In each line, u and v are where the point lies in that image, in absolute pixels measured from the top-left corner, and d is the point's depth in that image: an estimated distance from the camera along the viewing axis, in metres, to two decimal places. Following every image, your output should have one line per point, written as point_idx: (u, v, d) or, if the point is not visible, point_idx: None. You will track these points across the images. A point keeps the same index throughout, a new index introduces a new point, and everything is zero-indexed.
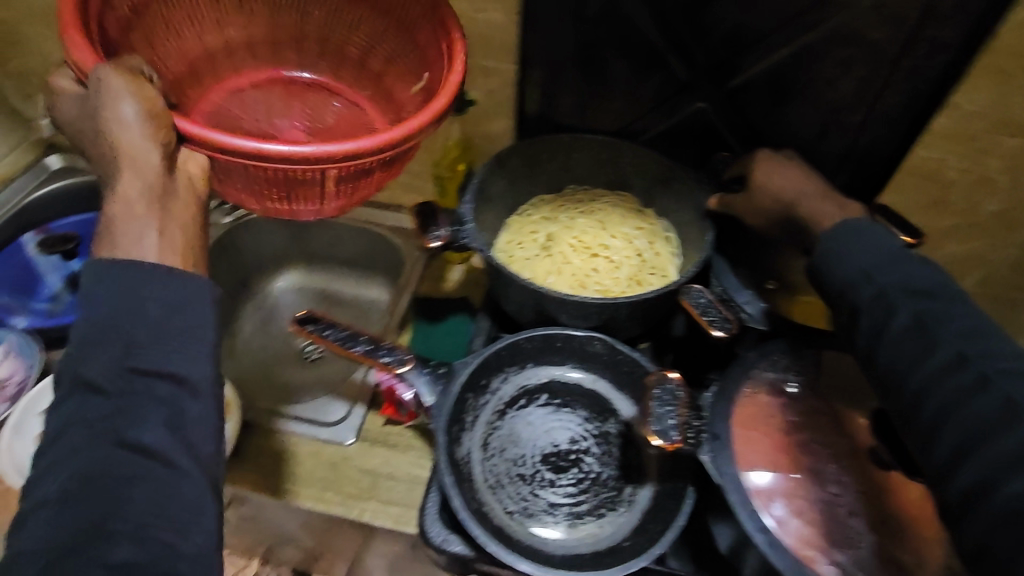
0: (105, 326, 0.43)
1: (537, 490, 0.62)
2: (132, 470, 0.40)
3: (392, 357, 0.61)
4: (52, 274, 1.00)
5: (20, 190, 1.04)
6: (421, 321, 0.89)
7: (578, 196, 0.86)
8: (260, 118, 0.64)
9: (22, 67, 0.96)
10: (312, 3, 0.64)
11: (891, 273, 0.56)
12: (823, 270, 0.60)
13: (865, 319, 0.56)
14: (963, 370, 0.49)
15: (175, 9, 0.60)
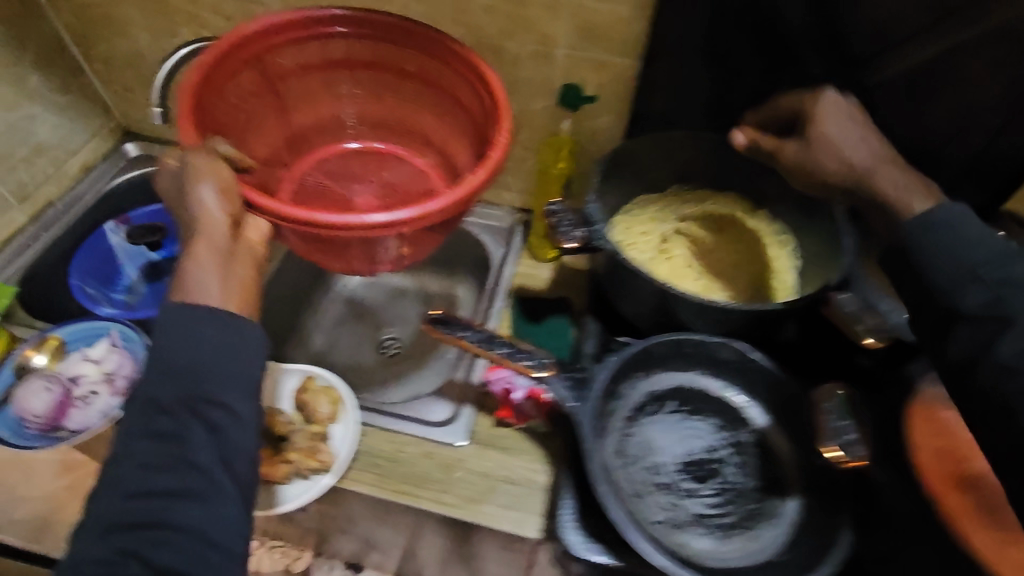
0: (166, 357, 0.48)
1: (680, 500, 0.61)
2: (183, 487, 0.45)
3: (532, 361, 0.60)
4: (131, 264, 0.97)
5: (100, 178, 1.03)
6: (522, 320, 0.87)
7: (677, 198, 0.83)
8: (340, 183, 0.73)
9: (109, 52, 0.94)
10: (382, 86, 0.71)
11: (994, 270, 0.50)
12: (933, 265, 0.52)
13: (966, 328, 0.51)
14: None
15: (277, 99, 0.69)
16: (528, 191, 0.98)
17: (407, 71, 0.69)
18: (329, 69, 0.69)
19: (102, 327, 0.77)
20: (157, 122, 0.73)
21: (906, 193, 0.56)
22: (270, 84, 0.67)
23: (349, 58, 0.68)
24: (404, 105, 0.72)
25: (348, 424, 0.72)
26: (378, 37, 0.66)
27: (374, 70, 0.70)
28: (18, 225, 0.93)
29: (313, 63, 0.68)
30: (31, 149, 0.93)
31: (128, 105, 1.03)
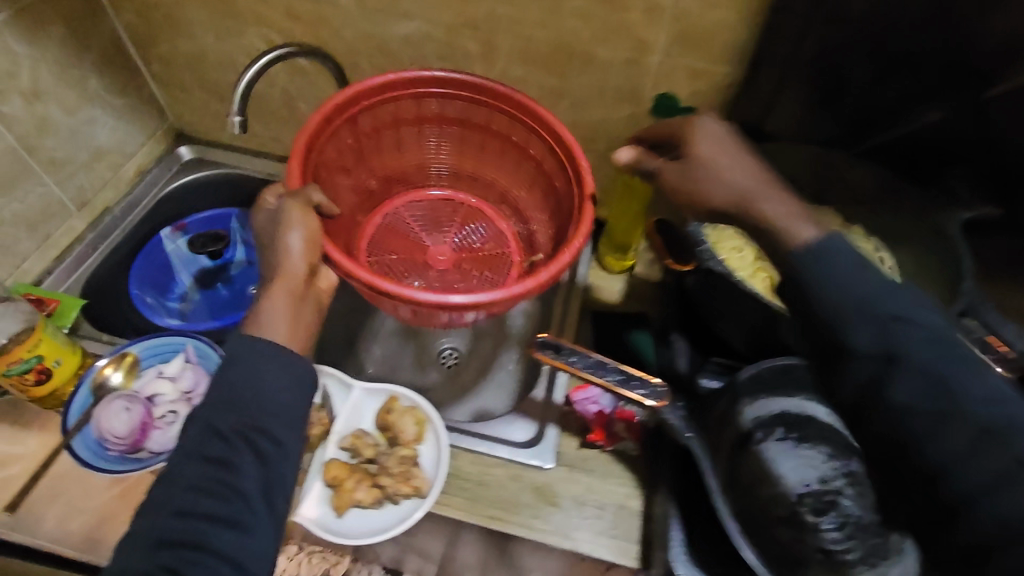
0: (226, 388, 0.51)
1: (803, 534, 0.59)
2: (226, 513, 0.47)
3: (645, 390, 0.62)
4: (187, 274, 0.95)
5: (155, 182, 1.00)
6: (601, 335, 0.83)
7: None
8: (425, 228, 0.82)
9: (170, 52, 0.91)
10: (483, 148, 0.79)
11: (891, 304, 0.43)
12: (806, 294, 0.44)
13: (865, 366, 0.43)
14: (992, 448, 0.40)
15: (393, 145, 0.78)
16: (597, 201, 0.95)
17: (499, 135, 0.76)
18: (427, 122, 0.77)
19: (175, 342, 0.74)
20: (236, 131, 0.69)
21: (788, 219, 0.46)
22: (375, 132, 0.74)
23: (447, 118, 0.76)
24: (496, 168, 0.80)
25: (434, 443, 0.69)
26: (477, 102, 0.73)
27: (468, 129, 0.77)
28: (77, 231, 0.91)
29: (428, 116, 0.76)
30: (91, 154, 0.90)
31: (184, 107, 1.00)
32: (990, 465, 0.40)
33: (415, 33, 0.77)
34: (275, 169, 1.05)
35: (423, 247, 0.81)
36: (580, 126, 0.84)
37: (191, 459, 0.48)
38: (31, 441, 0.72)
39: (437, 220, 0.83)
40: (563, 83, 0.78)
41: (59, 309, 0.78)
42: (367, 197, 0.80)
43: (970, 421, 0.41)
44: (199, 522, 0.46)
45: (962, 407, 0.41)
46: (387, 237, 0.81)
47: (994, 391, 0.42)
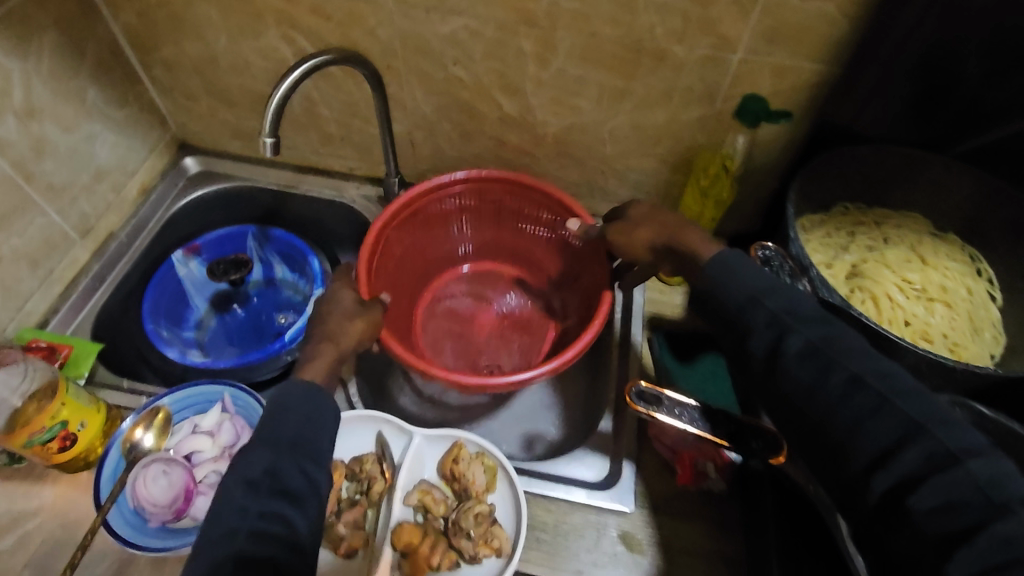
0: (280, 422, 0.49)
1: None
2: (276, 548, 0.43)
3: (763, 442, 0.59)
4: (201, 297, 0.87)
5: (161, 201, 0.90)
6: (672, 360, 0.76)
7: (848, 218, 0.71)
8: (471, 302, 0.84)
9: (175, 55, 0.80)
10: (517, 227, 0.80)
11: (778, 298, 0.49)
12: (706, 298, 0.53)
13: (755, 343, 0.49)
14: (863, 391, 0.44)
15: (438, 233, 0.80)
16: None
17: (528, 216, 0.77)
18: (463, 213, 0.79)
19: (210, 392, 0.67)
20: (267, 154, 0.61)
21: (701, 244, 0.57)
22: (414, 230, 0.76)
23: (473, 207, 0.77)
24: (533, 241, 0.80)
25: (506, 486, 0.63)
26: (505, 185, 0.74)
27: (495, 209, 0.78)
28: (81, 262, 0.82)
29: (466, 205, 0.77)
30: (91, 175, 0.81)
31: (189, 116, 0.90)
32: (859, 406, 0.43)
33: (463, 31, 0.69)
34: (291, 181, 0.95)
35: (469, 318, 0.82)
36: (641, 129, 0.75)
37: (244, 487, 0.45)
38: (49, 493, 0.65)
39: (481, 291, 0.84)
40: (629, 84, 0.70)
41: (78, 354, 0.70)
42: (421, 282, 0.82)
43: (843, 372, 0.45)
44: (252, 556, 0.42)
45: (837, 359, 0.45)
46: (437, 314, 0.83)
47: (870, 356, 0.46)
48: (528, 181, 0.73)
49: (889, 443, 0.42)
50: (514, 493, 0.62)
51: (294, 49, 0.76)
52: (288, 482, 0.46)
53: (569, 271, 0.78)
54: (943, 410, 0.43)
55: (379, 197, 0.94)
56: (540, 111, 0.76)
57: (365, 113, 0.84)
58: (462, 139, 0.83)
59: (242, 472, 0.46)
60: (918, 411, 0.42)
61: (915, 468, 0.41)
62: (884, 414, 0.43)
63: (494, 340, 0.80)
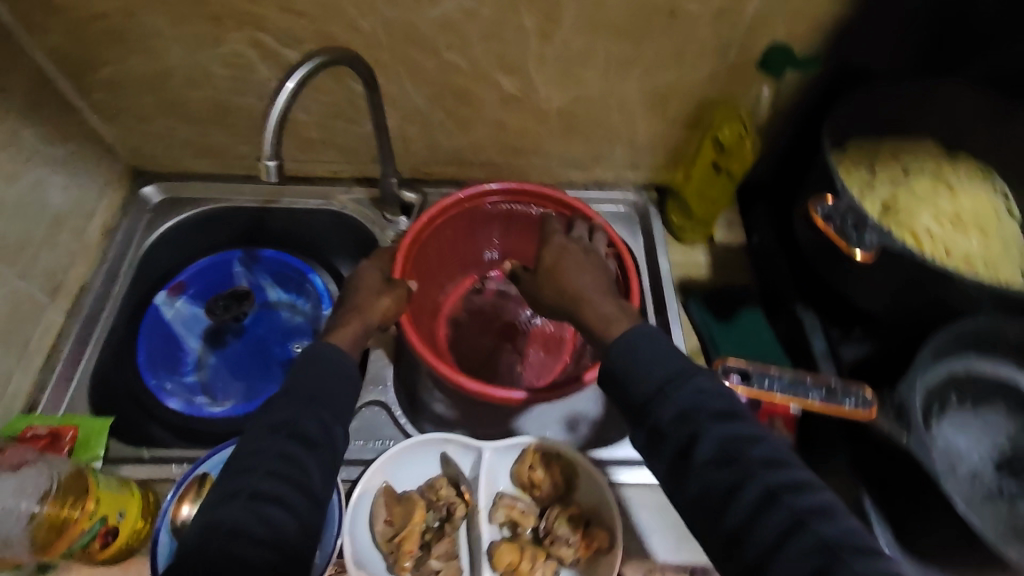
0: (300, 377, 0.53)
1: (1015, 504, 0.56)
2: (288, 487, 0.46)
3: (853, 399, 0.53)
4: (193, 335, 0.80)
5: (127, 241, 0.80)
6: (712, 321, 0.75)
7: (864, 152, 0.70)
8: (501, 309, 0.80)
9: (122, 75, 0.71)
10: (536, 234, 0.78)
11: (686, 394, 0.46)
12: (621, 382, 0.49)
13: (667, 443, 0.45)
14: (776, 510, 0.40)
15: (468, 238, 0.78)
16: (655, 168, 0.84)
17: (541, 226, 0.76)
18: (491, 223, 0.77)
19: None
20: (272, 180, 0.53)
21: None
22: (439, 243, 0.75)
23: (501, 216, 0.76)
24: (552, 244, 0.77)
25: (588, 478, 0.61)
26: (518, 193, 0.74)
27: (513, 225, 0.77)
28: (57, 326, 0.72)
29: (490, 216, 0.76)
30: (49, 225, 0.71)
31: (141, 140, 0.80)
32: (770, 530, 0.40)
33: (458, 11, 0.63)
34: (270, 195, 0.85)
35: (498, 321, 0.79)
36: (652, 93, 0.72)
37: (265, 432, 0.49)
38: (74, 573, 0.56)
39: (511, 296, 0.81)
40: (640, 47, 0.66)
41: (88, 430, 0.64)
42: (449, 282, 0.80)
43: (756, 486, 0.41)
44: (265, 492, 0.45)
45: (749, 469, 0.42)
46: (467, 314, 0.80)
47: (783, 463, 0.43)
48: (541, 189, 0.73)
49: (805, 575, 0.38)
50: (596, 485, 0.60)
51: (263, 53, 0.68)
52: (306, 429, 0.49)
53: None
54: (858, 534, 0.40)
55: (371, 199, 0.85)
56: (545, 87, 0.71)
57: (349, 112, 0.76)
58: (459, 128, 0.77)
59: (269, 417, 0.50)
60: (833, 537, 0.39)
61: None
62: (798, 538, 0.39)
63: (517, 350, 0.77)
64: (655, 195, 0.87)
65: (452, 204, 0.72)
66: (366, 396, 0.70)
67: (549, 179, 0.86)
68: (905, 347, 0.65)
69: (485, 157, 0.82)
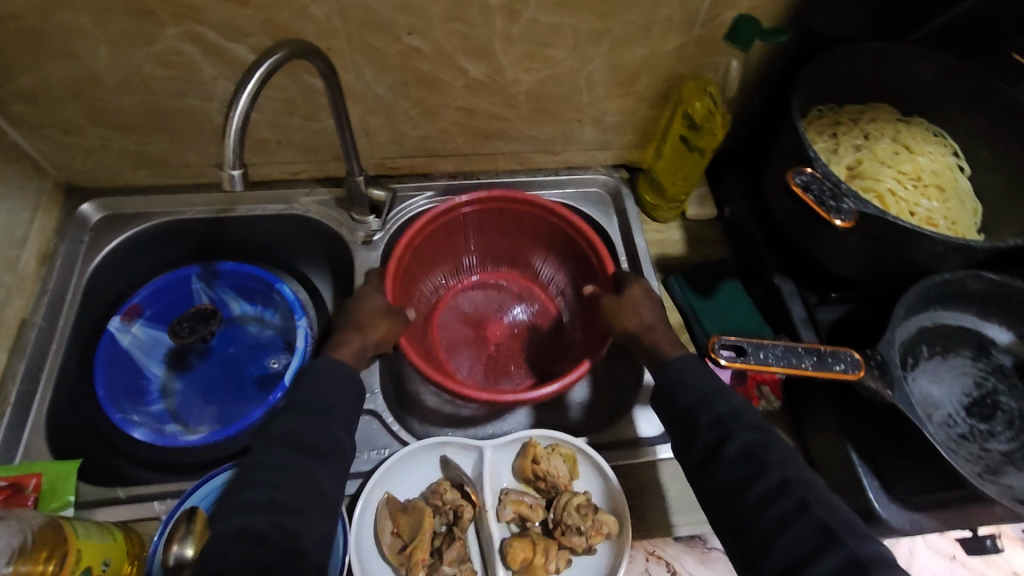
0: (309, 391, 0.54)
1: (985, 444, 0.60)
2: (302, 497, 0.47)
3: (844, 362, 0.54)
4: (153, 362, 0.75)
5: (70, 265, 0.74)
6: (695, 297, 0.75)
7: (825, 119, 0.73)
8: (493, 312, 0.80)
9: (44, 81, 0.64)
10: (512, 233, 0.79)
11: (723, 407, 0.54)
12: (669, 393, 0.57)
13: (701, 443, 0.53)
14: (783, 498, 0.47)
15: (447, 246, 0.77)
16: (621, 148, 0.85)
17: (519, 224, 0.77)
18: (468, 230, 0.77)
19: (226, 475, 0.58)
20: (238, 189, 0.51)
21: None
22: (417, 260, 0.74)
23: (477, 219, 0.76)
24: (531, 239, 0.79)
25: (591, 463, 0.61)
26: (491, 198, 0.74)
27: (489, 228, 0.78)
28: (1, 367, 0.66)
29: (467, 223, 0.76)
30: None
31: (75, 153, 0.74)
32: (776, 513, 0.46)
33: None
34: (225, 203, 0.80)
35: (491, 326, 0.79)
36: (618, 70, 0.72)
37: (270, 446, 0.49)
38: None
39: (498, 299, 0.81)
40: (605, 22, 0.66)
41: (54, 476, 0.59)
42: (435, 292, 0.79)
43: (770, 477, 0.48)
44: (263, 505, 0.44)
45: (765, 464, 0.49)
46: (461, 323, 0.79)
47: (795, 465, 0.50)
48: (509, 193, 0.74)
49: (800, 551, 0.44)
50: (600, 471, 0.61)
51: (206, 49, 0.63)
52: (311, 440, 0.50)
53: (563, 261, 0.79)
54: (850, 520, 0.46)
55: (336, 199, 0.82)
56: (510, 70, 0.70)
57: (305, 109, 0.71)
58: (424, 117, 0.75)
59: (274, 431, 0.50)
60: (832, 520, 0.45)
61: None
62: (798, 520, 0.45)
63: (510, 350, 0.77)
64: (625, 174, 0.87)
65: (425, 223, 0.71)
66: None
67: (520, 165, 0.86)
68: (884, 301, 0.69)
69: (456, 145, 0.81)
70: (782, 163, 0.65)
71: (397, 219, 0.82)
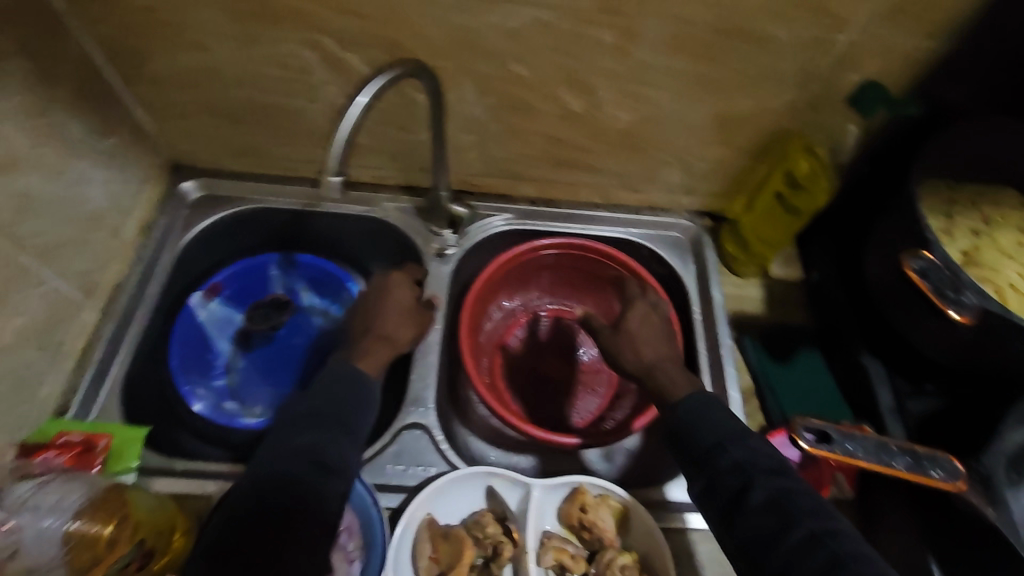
0: (325, 398, 0.53)
1: None
2: (301, 516, 0.46)
3: (942, 471, 0.51)
4: (221, 338, 0.77)
5: (165, 238, 0.78)
6: (770, 360, 0.73)
7: (942, 194, 0.67)
8: (553, 349, 0.82)
9: (170, 68, 0.68)
10: (583, 276, 0.82)
11: (741, 450, 0.49)
12: (680, 440, 0.53)
13: (721, 492, 0.48)
14: (817, 554, 0.42)
15: (524, 279, 0.82)
16: (707, 195, 0.82)
17: (593, 272, 0.81)
18: (544, 270, 0.82)
19: None
20: (336, 194, 0.52)
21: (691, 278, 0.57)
22: (491, 296, 0.79)
23: (556, 263, 0.81)
24: (603, 288, 0.82)
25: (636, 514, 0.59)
26: (574, 246, 0.79)
27: (562, 272, 0.82)
28: (91, 327, 0.69)
29: (545, 264, 0.81)
30: (88, 221, 0.69)
31: (185, 136, 0.78)
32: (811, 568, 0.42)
33: (533, 24, 0.60)
34: (312, 198, 0.83)
35: (548, 364, 0.81)
36: (719, 119, 0.70)
37: (274, 453, 0.48)
38: None
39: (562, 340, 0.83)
40: (717, 71, 0.64)
41: (121, 441, 0.61)
42: (505, 319, 0.83)
43: (800, 528, 0.44)
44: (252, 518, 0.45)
45: (793, 514, 0.45)
46: (521, 354, 0.82)
47: (829, 518, 0.45)
48: (590, 243, 0.79)
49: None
50: (647, 529, 0.58)
51: (322, 55, 0.65)
52: (319, 452, 0.48)
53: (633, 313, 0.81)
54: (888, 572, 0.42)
55: (416, 208, 0.83)
56: (609, 106, 0.69)
57: (403, 120, 0.73)
58: (513, 140, 0.75)
59: (286, 441, 0.49)
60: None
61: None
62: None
63: (563, 392, 0.79)
64: (709, 222, 0.85)
65: (507, 259, 0.78)
66: (400, 420, 0.67)
67: (600, 199, 0.84)
68: None
69: (540, 172, 0.80)
70: (886, 238, 0.62)
71: (471, 237, 0.82)
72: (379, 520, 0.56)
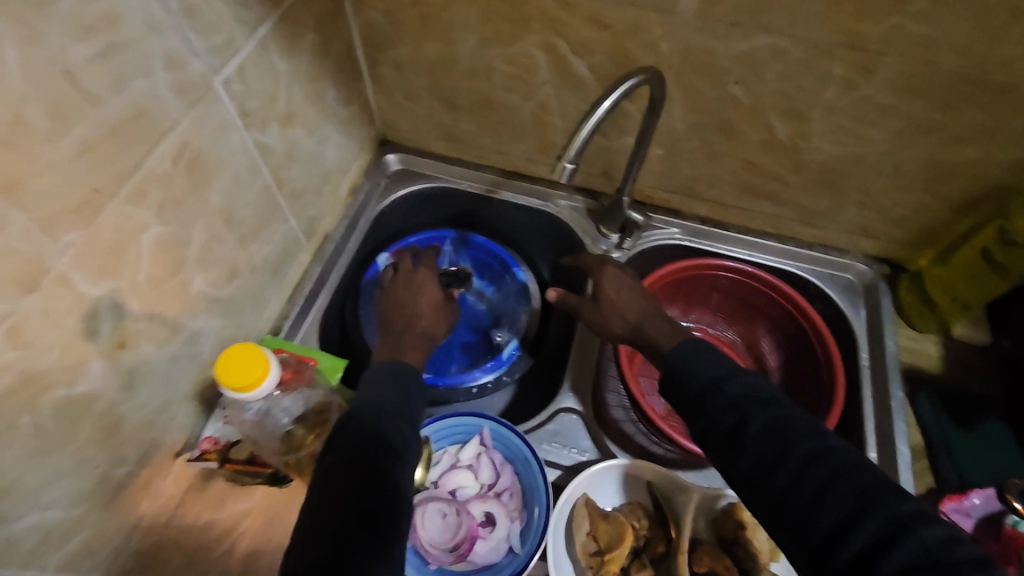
0: (376, 395, 0.54)
1: None
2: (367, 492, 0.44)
3: None
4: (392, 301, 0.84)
5: (369, 200, 0.88)
6: (950, 424, 0.71)
7: None
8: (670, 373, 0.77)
9: (411, 54, 0.77)
10: (744, 307, 0.83)
11: (736, 384, 0.48)
12: (675, 386, 0.52)
13: (720, 427, 0.47)
14: (817, 470, 0.42)
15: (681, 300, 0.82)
16: (891, 241, 0.79)
17: (759, 305, 0.81)
18: (714, 291, 0.83)
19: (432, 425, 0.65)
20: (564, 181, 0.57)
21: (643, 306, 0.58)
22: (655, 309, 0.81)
23: (727, 288, 0.82)
24: (766, 321, 0.82)
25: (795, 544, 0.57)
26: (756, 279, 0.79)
27: (733, 296, 0.83)
28: (304, 266, 0.80)
29: (715, 287, 0.82)
30: (321, 176, 0.79)
31: (400, 114, 0.88)
32: (813, 483, 0.41)
33: (766, 49, 0.62)
34: (494, 184, 0.90)
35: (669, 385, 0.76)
36: (930, 165, 0.68)
37: (341, 439, 0.49)
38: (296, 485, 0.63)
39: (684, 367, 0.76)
40: (948, 116, 0.63)
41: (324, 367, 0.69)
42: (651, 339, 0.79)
43: (798, 449, 0.43)
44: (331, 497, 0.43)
45: (791, 437, 0.44)
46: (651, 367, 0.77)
47: (822, 436, 0.44)
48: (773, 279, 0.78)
49: (844, 515, 0.40)
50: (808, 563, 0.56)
51: (551, 57, 0.71)
52: (385, 437, 0.49)
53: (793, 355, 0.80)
54: (871, 465, 0.42)
55: (589, 209, 0.87)
56: (818, 137, 0.70)
57: (603, 126, 0.78)
58: (702, 158, 0.78)
59: (346, 435, 0.49)
60: (864, 481, 0.41)
61: (868, 542, 0.38)
62: (834, 489, 0.41)
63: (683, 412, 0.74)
64: (886, 269, 0.82)
65: (685, 270, 0.80)
66: (555, 403, 0.71)
67: (772, 228, 0.84)
68: None
69: (719, 193, 0.82)
70: None
71: (639, 245, 0.85)
72: (540, 487, 0.61)
